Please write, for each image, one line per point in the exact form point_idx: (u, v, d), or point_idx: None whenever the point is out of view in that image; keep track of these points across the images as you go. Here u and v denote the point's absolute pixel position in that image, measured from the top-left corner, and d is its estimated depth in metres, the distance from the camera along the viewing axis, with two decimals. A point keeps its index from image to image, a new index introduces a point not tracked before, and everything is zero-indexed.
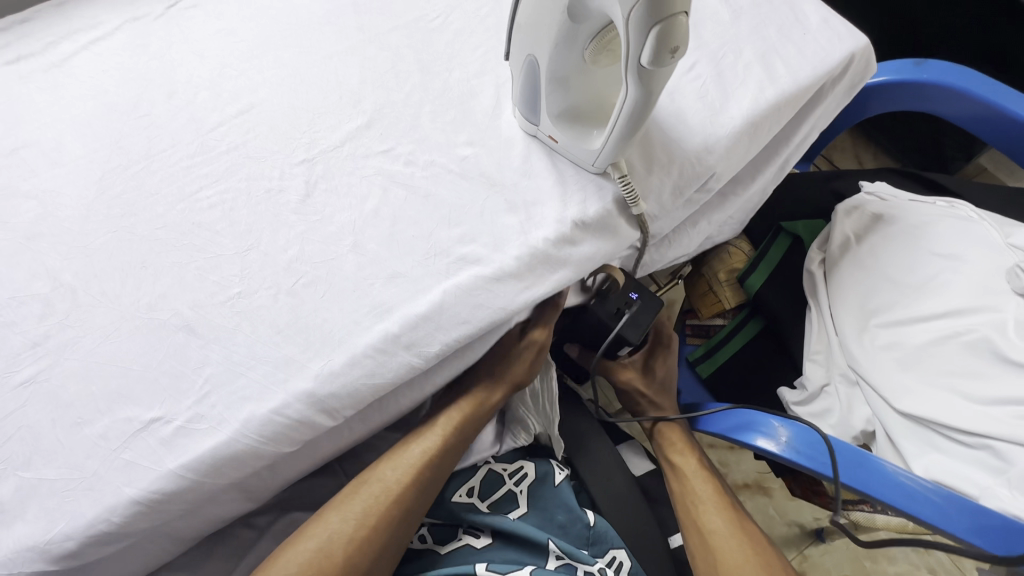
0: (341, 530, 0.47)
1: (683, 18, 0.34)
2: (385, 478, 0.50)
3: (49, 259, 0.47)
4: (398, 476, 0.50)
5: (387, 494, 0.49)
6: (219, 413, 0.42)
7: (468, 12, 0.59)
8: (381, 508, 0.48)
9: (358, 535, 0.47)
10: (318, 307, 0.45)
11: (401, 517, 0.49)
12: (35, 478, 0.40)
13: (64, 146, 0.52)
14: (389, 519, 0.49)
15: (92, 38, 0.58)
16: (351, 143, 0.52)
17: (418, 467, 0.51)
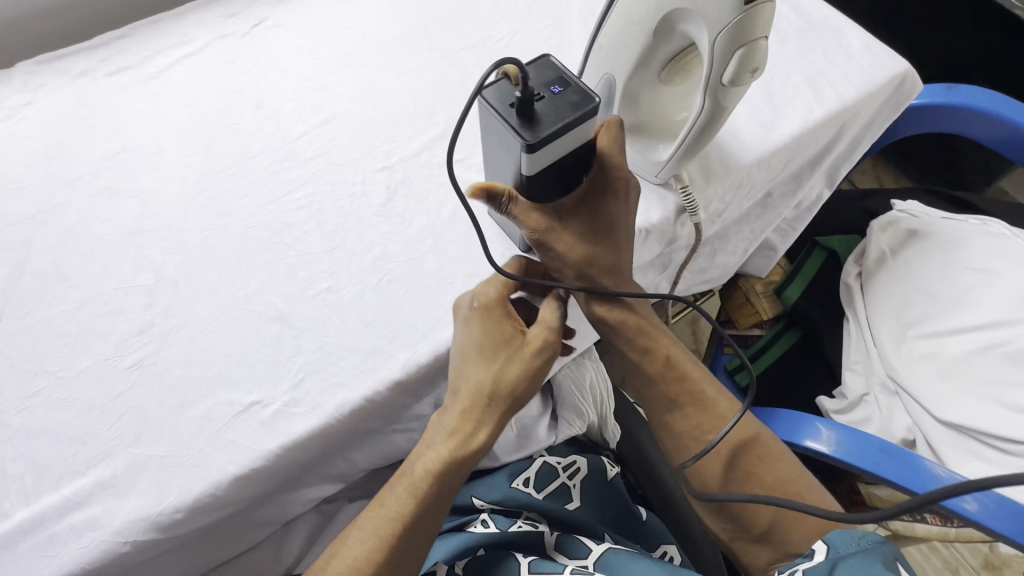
0: (375, 526, 0.43)
1: (764, 42, 0.38)
2: (415, 470, 0.44)
3: (152, 253, 0.50)
4: (426, 468, 0.44)
5: (414, 490, 0.44)
6: (314, 398, 0.44)
7: (531, 34, 0.64)
8: (411, 505, 0.43)
9: (391, 531, 0.43)
10: (401, 302, 0.48)
11: (425, 518, 0.44)
12: (145, 455, 0.42)
13: (161, 150, 0.56)
14: (419, 519, 0.43)
15: (184, 53, 0.62)
16: (427, 152, 0.56)
17: (444, 465, 0.43)
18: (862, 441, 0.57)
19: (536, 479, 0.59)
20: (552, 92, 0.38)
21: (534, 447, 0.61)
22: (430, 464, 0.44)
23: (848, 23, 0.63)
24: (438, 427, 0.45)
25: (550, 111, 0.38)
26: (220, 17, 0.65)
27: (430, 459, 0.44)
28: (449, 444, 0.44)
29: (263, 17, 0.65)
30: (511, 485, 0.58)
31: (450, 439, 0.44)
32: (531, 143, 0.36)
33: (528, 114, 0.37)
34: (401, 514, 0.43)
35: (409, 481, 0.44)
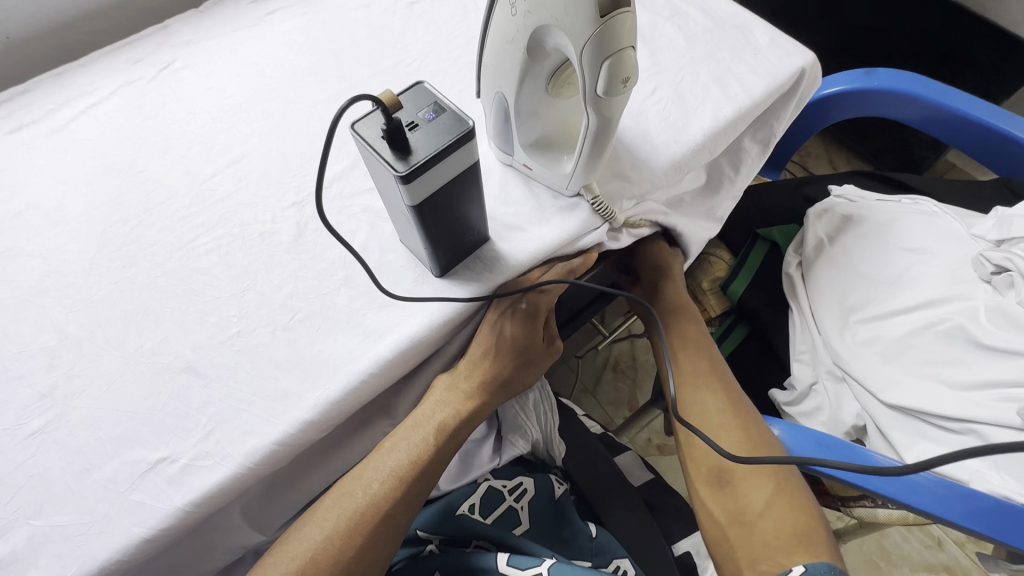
0: (384, 477, 0.49)
1: (631, 51, 0.39)
2: (428, 430, 0.51)
3: (55, 313, 0.49)
4: (443, 424, 0.51)
5: (425, 452, 0.51)
6: (223, 449, 0.43)
7: (442, 55, 0.63)
8: (416, 463, 0.50)
9: (396, 488, 0.49)
10: (313, 340, 0.47)
11: (430, 471, 0.51)
12: (47, 525, 0.41)
13: (65, 206, 0.55)
14: (421, 476, 0.50)
15: (89, 103, 0.61)
16: (338, 183, 0.55)
17: (457, 424, 0.52)
18: (804, 437, 0.58)
19: (481, 505, 0.57)
20: (426, 121, 0.38)
21: (477, 472, 0.58)
22: (448, 417, 0.52)
23: (753, 19, 0.64)
24: (451, 388, 0.53)
25: (426, 139, 0.37)
26: (127, 63, 0.64)
27: (444, 419, 0.51)
28: (466, 405, 0.53)
29: (171, 59, 0.64)
30: (457, 513, 0.56)
31: (464, 405, 0.53)
32: (403, 172, 0.36)
33: (398, 143, 0.36)
34: (405, 471, 0.50)
35: (419, 439, 0.51)
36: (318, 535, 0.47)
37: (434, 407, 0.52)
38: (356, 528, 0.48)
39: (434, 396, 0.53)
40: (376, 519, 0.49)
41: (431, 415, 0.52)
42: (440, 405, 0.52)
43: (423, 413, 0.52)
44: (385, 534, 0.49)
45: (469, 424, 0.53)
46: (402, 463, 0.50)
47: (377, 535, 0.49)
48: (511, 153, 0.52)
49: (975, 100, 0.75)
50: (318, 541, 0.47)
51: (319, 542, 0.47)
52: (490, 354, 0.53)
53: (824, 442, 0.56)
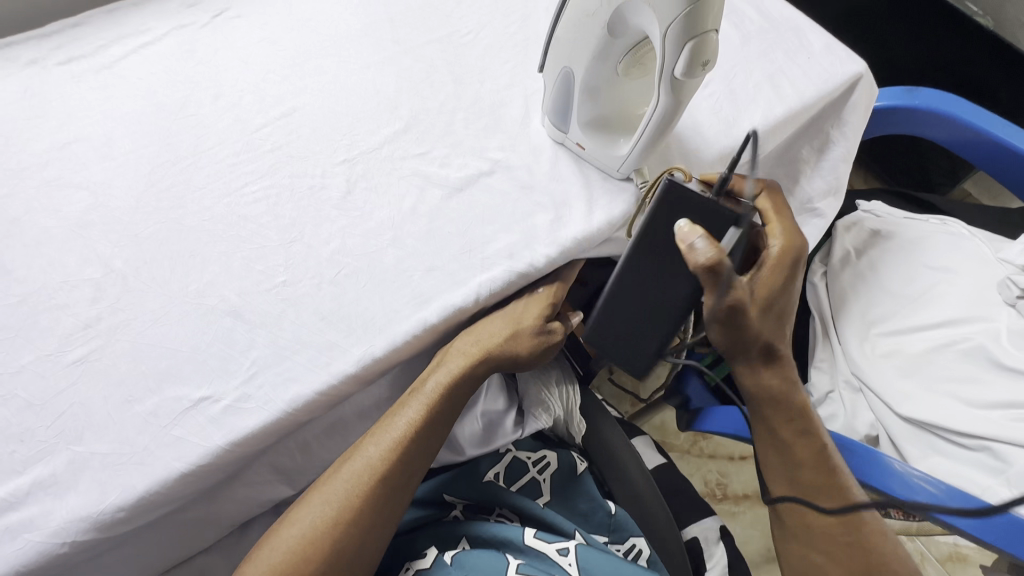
0: (383, 443, 0.47)
1: (714, 35, 0.39)
2: (420, 399, 0.49)
3: (100, 246, 0.49)
4: (435, 389, 0.49)
5: (425, 414, 0.48)
6: (266, 394, 0.44)
7: (497, 29, 0.64)
8: (414, 424, 0.48)
9: (394, 453, 0.47)
10: (359, 297, 0.48)
11: (431, 435, 0.49)
12: (87, 452, 0.41)
13: (114, 142, 0.55)
14: (421, 434, 0.48)
15: (141, 43, 0.61)
16: (389, 145, 0.55)
17: (454, 389, 0.49)
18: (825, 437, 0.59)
19: (505, 474, 0.59)
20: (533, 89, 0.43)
21: (500, 442, 0.58)
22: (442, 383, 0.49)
23: (808, 23, 0.64)
24: (449, 352, 0.51)
25: (740, 224, 0.48)
26: (180, 7, 0.64)
27: (438, 384, 0.49)
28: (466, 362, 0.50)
29: (224, 8, 0.64)
30: (483, 479, 0.58)
31: (463, 365, 0.50)
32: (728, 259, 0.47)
33: (672, 215, 0.48)
34: (406, 432, 0.48)
35: (414, 407, 0.49)
36: (295, 532, 0.45)
37: (428, 372, 0.50)
38: (354, 496, 0.46)
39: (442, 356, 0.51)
40: (374, 485, 0.46)
41: (426, 381, 0.50)
42: (434, 372, 0.50)
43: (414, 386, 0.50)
44: (382, 497, 0.47)
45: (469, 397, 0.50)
46: (395, 433, 0.48)
47: (375, 500, 0.46)
48: (566, 131, 0.52)
49: (1015, 129, 0.76)
50: (294, 539, 0.45)
51: (295, 541, 0.44)
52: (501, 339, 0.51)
53: (846, 445, 0.58)
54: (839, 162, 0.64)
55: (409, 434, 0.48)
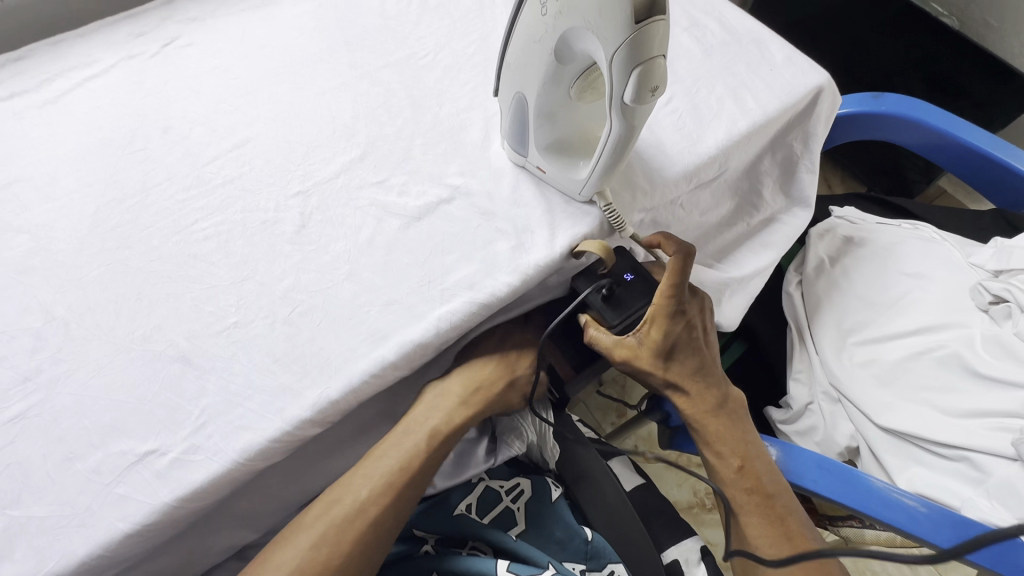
0: (371, 481, 0.48)
1: (661, 60, 0.38)
2: (420, 435, 0.50)
3: (41, 293, 0.47)
4: (437, 429, 0.51)
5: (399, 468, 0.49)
6: (216, 444, 0.42)
7: (456, 50, 0.62)
8: (406, 469, 0.49)
9: (387, 495, 0.48)
10: (314, 336, 0.46)
11: (432, 465, 0.50)
12: (25, 516, 0.39)
13: (57, 180, 0.52)
14: (414, 480, 0.49)
15: (87, 75, 0.59)
16: (345, 175, 0.54)
17: (451, 433, 0.51)
18: (801, 457, 0.57)
19: (478, 505, 0.58)
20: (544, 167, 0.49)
21: (472, 472, 0.57)
22: (435, 427, 0.51)
23: (770, 35, 0.64)
24: (442, 396, 0.52)
25: (628, 296, 0.52)
26: (128, 36, 0.62)
27: (435, 426, 0.51)
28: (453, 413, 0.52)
29: (175, 36, 0.62)
30: (455, 513, 0.57)
31: (456, 411, 0.52)
32: (617, 327, 0.51)
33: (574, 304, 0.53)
34: (397, 475, 0.49)
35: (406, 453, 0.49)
36: None
37: (424, 412, 0.51)
38: (349, 529, 0.46)
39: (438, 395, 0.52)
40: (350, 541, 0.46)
41: (423, 420, 0.51)
42: (430, 412, 0.51)
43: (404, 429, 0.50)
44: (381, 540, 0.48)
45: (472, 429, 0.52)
46: (394, 467, 0.49)
47: (384, 535, 0.48)
48: (524, 155, 0.51)
49: (982, 132, 0.76)
50: None
51: None
52: (489, 369, 0.54)
53: (822, 463, 0.56)
54: (804, 174, 0.65)
55: (401, 479, 0.48)
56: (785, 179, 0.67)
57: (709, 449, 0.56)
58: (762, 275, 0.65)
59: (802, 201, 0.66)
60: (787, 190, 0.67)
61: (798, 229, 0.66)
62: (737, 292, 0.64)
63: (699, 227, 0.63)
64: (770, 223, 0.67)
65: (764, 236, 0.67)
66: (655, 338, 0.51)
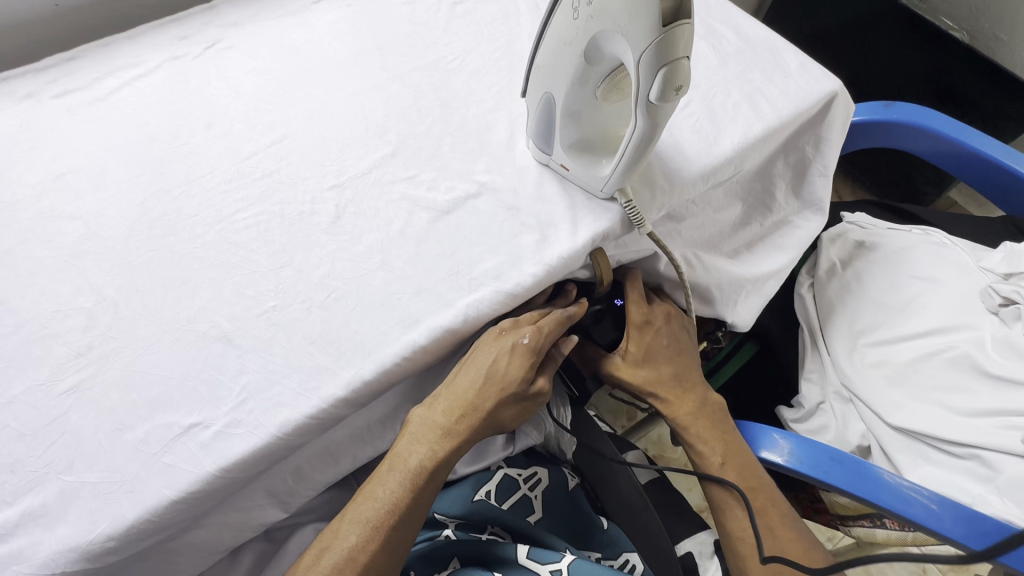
0: (362, 527, 0.48)
1: (686, 61, 0.40)
2: (404, 474, 0.49)
3: (93, 275, 0.50)
4: (422, 465, 0.49)
5: (388, 509, 0.48)
6: (256, 419, 0.44)
7: (483, 54, 0.65)
8: (396, 509, 0.49)
9: (376, 540, 0.48)
10: (348, 320, 0.48)
11: (421, 502, 0.50)
12: (78, 482, 0.41)
13: (107, 172, 0.56)
14: (403, 519, 0.49)
15: (134, 75, 0.62)
16: (378, 170, 0.56)
17: (438, 468, 0.50)
18: (815, 450, 0.56)
19: (497, 492, 0.58)
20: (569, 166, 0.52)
21: (491, 460, 0.59)
22: (422, 463, 0.50)
23: (784, 43, 0.66)
24: (426, 424, 0.50)
25: (615, 319, 0.61)
26: (173, 39, 0.65)
27: (421, 462, 0.50)
28: (437, 450, 0.50)
29: (217, 39, 0.66)
30: (474, 499, 0.58)
31: (441, 445, 0.50)
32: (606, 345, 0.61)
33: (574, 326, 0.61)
34: (388, 514, 0.48)
35: (394, 493, 0.49)
36: None
37: (409, 447, 0.50)
38: None
39: (422, 431, 0.50)
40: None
41: (408, 458, 0.50)
42: (414, 445, 0.50)
43: (389, 469, 0.50)
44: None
45: (459, 454, 0.50)
46: (384, 508, 0.49)
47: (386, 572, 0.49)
48: (550, 152, 0.53)
49: (991, 140, 0.78)
50: None
51: None
52: (478, 387, 0.50)
53: (835, 456, 0.56)
54: (816, 178, 0.67)
55: (392, 521, 0.48)
56: (798, 183, 0.69)
57: (693, 450, 0.60)
58: (777, 277, 0.67)
59: (815, 203, 0.68)
60: (800, 194, 0.69)
61: (810, 232, 0.68)
62: (753, 291, 0.65)
63: (716, 226, 0.64)
64: (782, 226, 0.69)
65: (777, 238, 0.69)
66: (633, 349, 0.59)
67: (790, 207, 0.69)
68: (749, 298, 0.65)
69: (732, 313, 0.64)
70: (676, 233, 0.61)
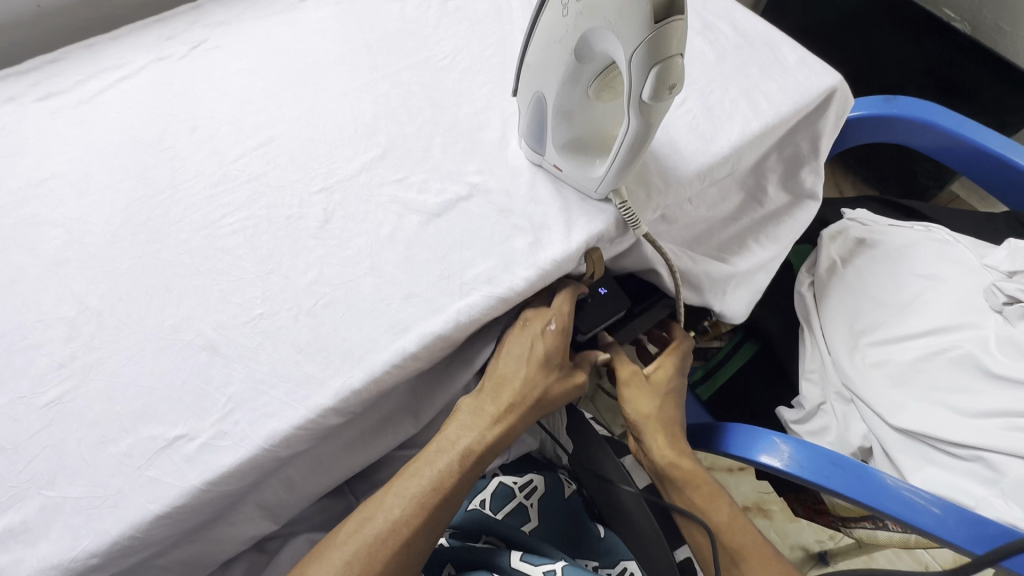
0: (398, 506, 0.47)
1: (679, 59, 0.39)
2: (454, 454, 0.49)
3: (76, 284, 0.49)
4: (470, 447, 0.49)
5: (433, 487, 0.48)
6: (242, 430, 0.43)
7: (474, 52, 0.64)
8: (439, 489, 0.48)
9: (416, 518, 0.47)
10: (336, 327, 0.47)
11: (466, 483, 0.49)
12: (60, 497, 0.40)
13: (90, 177, 0.54)
14: (445, 501, 0.48)
15: (118, 76, 0.61)
16: (367, 172, 0.55)
17: (487, 451, 0.50)
18: (816, 455, 0.56)
19: (492, 501, 0.58)
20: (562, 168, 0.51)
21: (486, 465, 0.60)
22: (467, 445, 0.49)
23: (783, 38, 0.65)
24: (476, 411, 0.51)
25: (597, 308, 0.55)
26: (157, 39, 0.64)
27: (467, 446, 0.49)
28: (485, 433, 0.50)
29: (202, 39, 0.64)
30: (469, 508, 0.58)
31: (491, 429, 0.50)
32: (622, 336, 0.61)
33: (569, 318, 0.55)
34: (428, 495, 0.47)
35: (441, 471, 0.48)
36: None
37: (459, 430, 0.50)
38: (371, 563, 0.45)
39: (474, 415, 0.51)
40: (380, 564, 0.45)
41: (457, 440, 0.50)
42: (464, 429, 0.50)
43: (437, 449, 0.49)
44: (414, 562, 0.47)
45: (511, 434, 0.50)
46: (428, 486, 0.48)
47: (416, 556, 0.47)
48: (542, 153, 0.52)
49: (994, 134, 0.76)
50: None
51: None
52: (523, 372, 0.51)
53: (836, 460, 0.55)
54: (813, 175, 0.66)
55: (438, 499, 0.47)
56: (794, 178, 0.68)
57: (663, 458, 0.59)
58: (767, 274, 0.67)
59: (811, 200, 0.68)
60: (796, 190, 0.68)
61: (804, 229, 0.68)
62: (742, 284, 0.65)
63: (710, 222, 0.63)
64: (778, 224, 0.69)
65: (772, 236, 0.69)
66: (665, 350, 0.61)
67: (786, 206, 0.69)
68: (742, 297, 0.66)
69: (723, 307, 0.64)
70: (671, 232, 0.61)
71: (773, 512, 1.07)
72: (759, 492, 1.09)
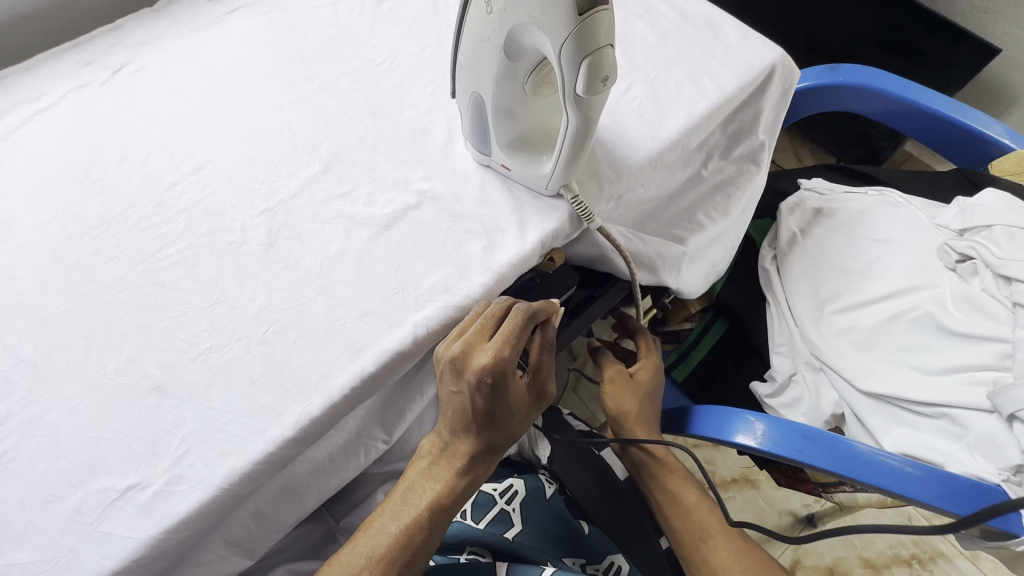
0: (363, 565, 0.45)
1: (610, 49, 0.38)
2: (420, 505, 0.48)
3: (7, 335, 0.46)
4: (435, 502, 0.48)
5: (400, 543, 0.46)
6: (198, 472, 0.41)
7: (413, 54, 0.62)
8: (407, 544, 0.46)
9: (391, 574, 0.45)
10: (290, 354, 0.46)
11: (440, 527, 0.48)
12: (8, 564, 0.38)
13: (14, 220, 0.51)
14: (417, 551, 0.47)
15: (36, 109, 0.58)
16: (310, 188, 0.53)
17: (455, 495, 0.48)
18: (789, 430, 0.56)
19: (472, 510, 0.58)
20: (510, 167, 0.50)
21: None
22: (435, 497, 0.48)
23: (723, 15, 0.64)
24: (437, 461, 0.49)
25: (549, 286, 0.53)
26: (76, 66, 0.61)
27: (434, 497, 0.48)
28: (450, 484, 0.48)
29: (124, 62, 0.61)
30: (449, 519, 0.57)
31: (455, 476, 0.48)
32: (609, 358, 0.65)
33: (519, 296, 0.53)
34: (396, 551, 0.46)
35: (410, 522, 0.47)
36: None
37: (422, 482, 0.49)
38: None
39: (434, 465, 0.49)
40: None
41: (421, 492, 0.48)
42: (427, 482, 0.49)
43: (402, 504, 0.48)
44: None
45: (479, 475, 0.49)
46: (394, 543, 0.46)
47: None
48: (489, 154, 0.51)
49: (937, 95, 0.78)
50: None
51: None
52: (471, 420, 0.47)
53: (808, 434, 0.56)
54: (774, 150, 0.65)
55: (408, 556, 0.46)
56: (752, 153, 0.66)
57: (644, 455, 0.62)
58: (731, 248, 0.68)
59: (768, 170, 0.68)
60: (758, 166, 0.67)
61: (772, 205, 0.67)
62: (698, 259, 0.65)
63: (672, 210, 0.65)
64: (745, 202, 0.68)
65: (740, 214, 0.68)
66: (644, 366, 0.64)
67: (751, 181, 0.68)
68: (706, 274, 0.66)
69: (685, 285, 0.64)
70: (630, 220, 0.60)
71: (760, 481, 1.09)
72: (744, 464, 1.11)
